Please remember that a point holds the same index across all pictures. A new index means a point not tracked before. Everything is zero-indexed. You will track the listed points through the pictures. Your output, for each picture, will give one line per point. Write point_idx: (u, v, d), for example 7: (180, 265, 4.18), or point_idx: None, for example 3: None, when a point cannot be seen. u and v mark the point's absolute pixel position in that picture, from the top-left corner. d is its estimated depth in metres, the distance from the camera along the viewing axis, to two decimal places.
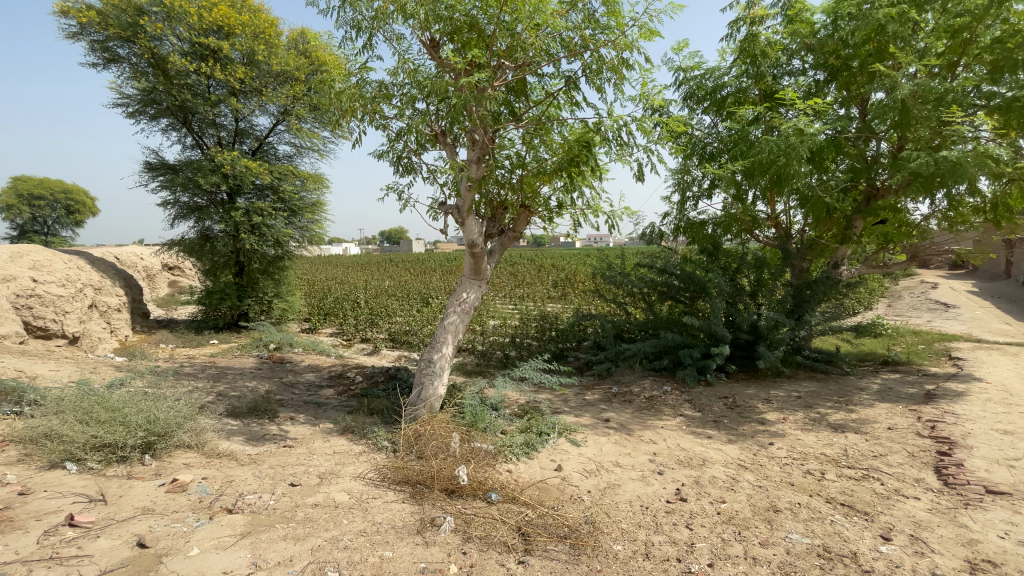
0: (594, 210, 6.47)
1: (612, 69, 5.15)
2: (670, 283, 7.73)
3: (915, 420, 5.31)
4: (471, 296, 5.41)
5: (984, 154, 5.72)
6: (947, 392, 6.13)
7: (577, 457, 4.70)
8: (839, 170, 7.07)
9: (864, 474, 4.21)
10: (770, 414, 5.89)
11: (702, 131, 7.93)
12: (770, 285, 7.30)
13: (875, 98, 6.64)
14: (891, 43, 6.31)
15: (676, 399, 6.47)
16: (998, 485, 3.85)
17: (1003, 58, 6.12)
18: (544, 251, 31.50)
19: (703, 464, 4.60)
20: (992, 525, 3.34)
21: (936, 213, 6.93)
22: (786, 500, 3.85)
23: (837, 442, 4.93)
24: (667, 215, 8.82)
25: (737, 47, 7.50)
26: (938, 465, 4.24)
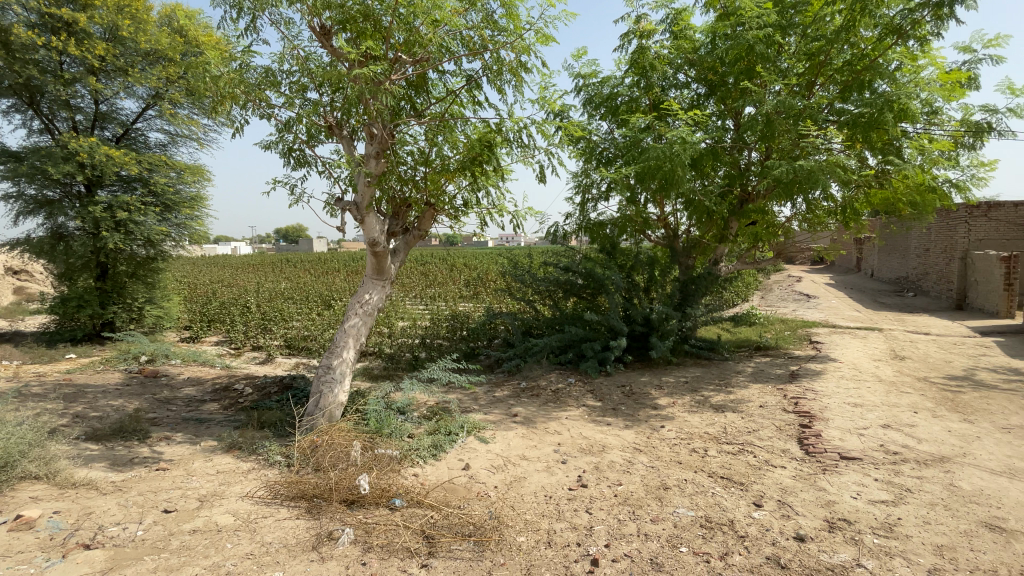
0: (500, 209, 6.55)
1: (511, 71, 5.25)
2: (573, 280, 8.09)
3: (782, 398, 6.03)
4: (374, 298, 5.21)
5: (835, 163, 6.61)
6: (807, 371, 7.02)
7: (485, 455, 4.71)
8: (718, 176, 7.78)
9: (740, 449, 4.69)
10: (662, 399, 6.37)
11: (600, 137, 8.35)
12: (660, 281, 8.00)
13: (746, 112, 7.43)
14: (759, 63, 7.08)
15: (579, 391, 6.77)
16: (845, 450, 4.48)
17: (849, 80, 7.01)
18: (457, 250, 31.40)
19: (603, 450, 4.85)
20: (841, 485, 3.86)
21: (798, 214, 7.91)
22: (675, 478, 4.17)
23: (718, 421, 5.45)
24: (570, 216, 9.08)
25: (629, 58, 8.00)
26: (800, 437, 4.83)
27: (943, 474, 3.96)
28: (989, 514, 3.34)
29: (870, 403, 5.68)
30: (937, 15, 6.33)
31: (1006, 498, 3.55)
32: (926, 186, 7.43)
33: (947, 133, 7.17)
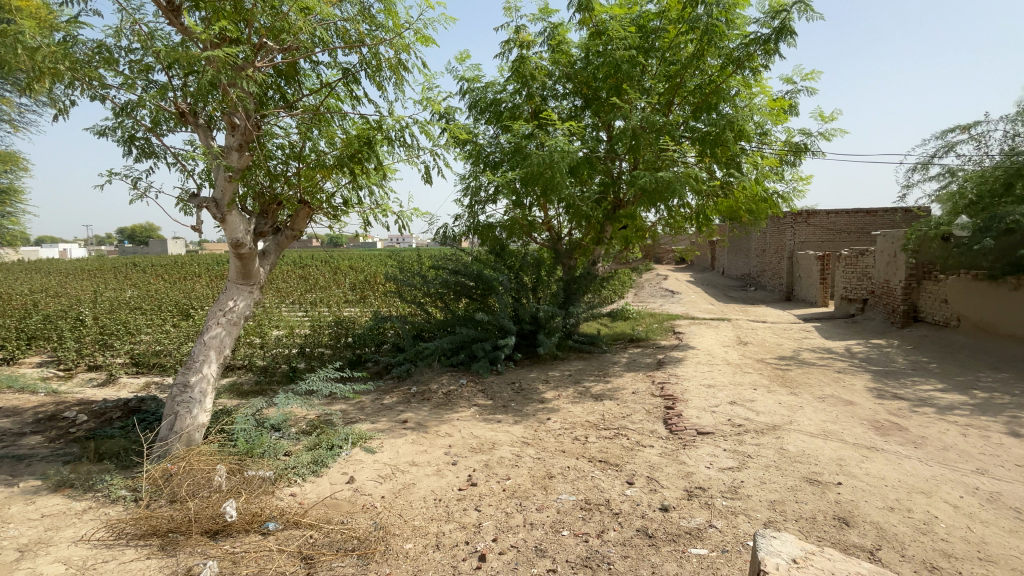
0: (383, 209, 6.38)
1: (391, 67, 5.13)
2: (462, 282, 8.10)
3: (651, 384, 6.67)
4: (240, 305, 4.75)
5: (690, 175, 7.48)
6: (672, 359, 7.84)
7: (371, 465, 4.54)
8: (594, 183, 8.38)
9: (616, 433, 5.10)
10: (548, 392, 6.67)
11: (485, 140, 8.52)
12: (546, 282, 8.38)
13: (616, 125, 8.08)
14: (626, 80, 7.75)
15: (470, 391, 6.82)
16: (701, 426, 5.08)
17: (699, 102, 7.96)
18: (340, 253, 29.83)
19: (493, 447, 4.95)
20: (698, 457, 4.37)
21: (662, 219, 8.80)
22: (559, 467, 4.40)
23: (598, 409, 5.87)
24: (459, 217, 9.13)
25: (511, 66, 8.28)
26: (666, 418, 5.39)
27: (775, 440, 4.67)
28: (807, 469, 4.02)
29: (721, 383, 6.52)
30: (765, 50, 7.44)
31: (819, 455, 4.29)
32: (760, 196, 8.70)
33: (774, 152, 8.48)
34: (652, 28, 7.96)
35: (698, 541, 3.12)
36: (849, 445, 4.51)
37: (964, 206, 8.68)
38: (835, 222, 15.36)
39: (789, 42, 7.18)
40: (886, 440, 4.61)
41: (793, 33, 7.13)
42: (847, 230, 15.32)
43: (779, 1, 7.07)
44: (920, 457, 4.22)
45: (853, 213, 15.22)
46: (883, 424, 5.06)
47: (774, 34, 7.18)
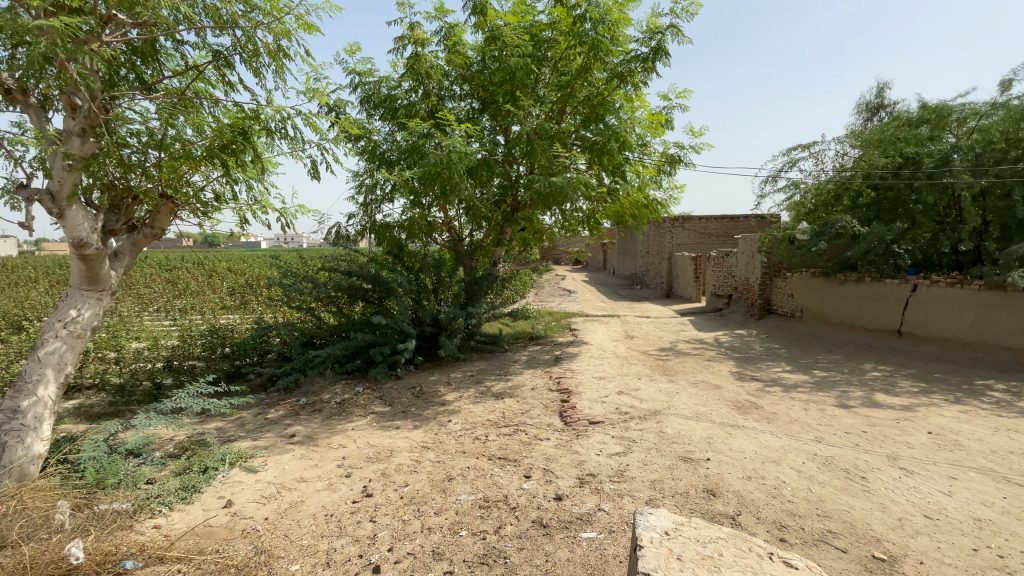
0: (264, 206, 5.90)
1: (270, 54, 4.76)
2: (356, 285, 7.74)
3: (549, 380, 6.93)
4: (87, 314, 4.09)
5: (581, 181, 7.88)
6: (568, 355, 8.23)
7: (253, 485, 4.17)
8: (493, 185, 8.47)
9: (515, 430, 5.22)
10: (448, 394, 6.64)
11: (380, 137, 8.25)
12: (447, 283, 8.32)
13: (512, 130, 8.26)
14: (520, 87, 7.96)
15: (366, 398, 6.56)
16: (593, 416, 5.39)
17: (588, 111, 8.43)
18: (219, 254, 27.00)
19: (390, 454, 4.80)
20: (590, 446, 4.63)
21: (557, 221, 9.20)
22: (459, 468, 4.39)
23: (498, 408, 5.96)
24: (352, 216, 8.74)
25: (405, 62, 8.09)
26: (562, 411, 5.64)
27: (656, 425, 5.10)
28: (683, 449, 4.44)
29: (611, 375, 6.99)
30: (645, 68, 8.04)
31: (693, 435, 4.77)
32: (642, 203, 9.38)
33: (653, 162, 9.22)
34: (544, 37, 8.25)
35: (588, 525, 3.30)
36: (717, 424, 5.07)
37: (804, 214, 10.17)
38: (706, 227, 17.20)
39: (665, 62, 7.89)
40: (746, 418, 5.26)
41: (667, 54, 7.84)
42: (716, 233, 17.25)
43: (655, 23, 7.74)
44: (772, 430, 4.87)
45: (720, 219, 17.18)
46: (744, 404, 5.77)
47: (651, 53, 7.84)
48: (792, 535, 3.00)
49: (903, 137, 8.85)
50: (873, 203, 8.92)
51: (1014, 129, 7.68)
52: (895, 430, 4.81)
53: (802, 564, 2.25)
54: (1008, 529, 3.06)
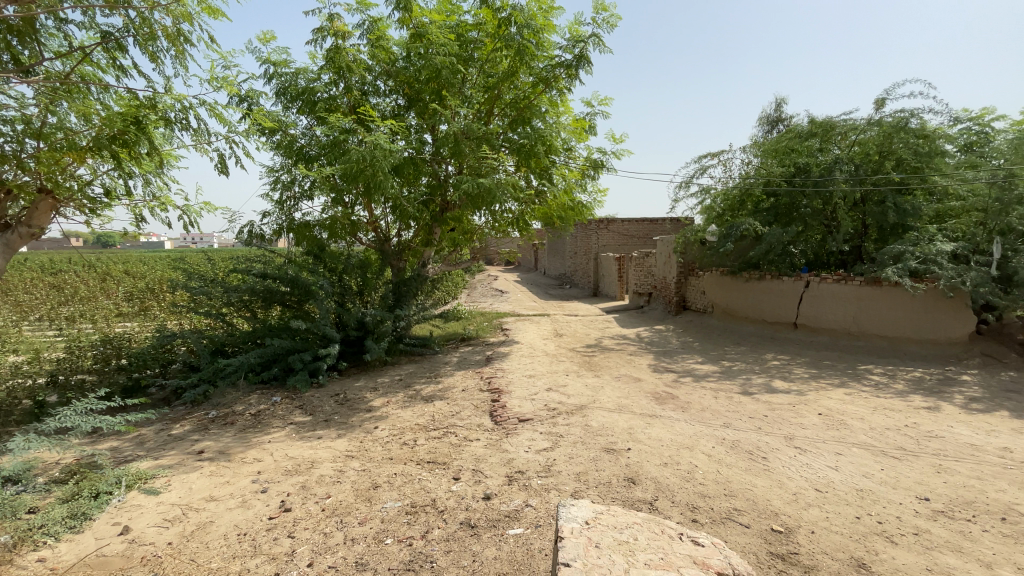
0: (164, 202, 5.43)
1: (169, 38, 4.38)
2: (273, 288, 7.29)
3: (479, 380, 6.94)
4: None
5: (510, 183, 7.93)
6: (499, 355, 8.29)
7: (155, 508, 3.80)
8: (421, 184, 8.32)
9: (444, 432, 5.17)
10: (375, 400, 6.44)
11: (298, 131, 7.85)
12: (373, 285, 8.08)
13: (439, 130, 8.16)
14: (446, 87, 7.90)
15: (285, 408, 6.20)
16: (522, 414, 5.46)
17: (515, 114, 8.51)
18: (115, 255, 24.36)
19: (312, 466, 4.57)
20: (519, 444, 4.69)
21: (487, 222, 9.25)
22: (385, 475, 4.28)
23: (427, 411, 5.88)
24: (267, 214, 8.23)
25: (325, 55, 7.76)
26: (491, 411, 5.67)
27: (582, 419, 5.27)
28: (606, 441, 4.62)
29: (540, 373, 7.13)
30: (569, 74, 8.23)
31: (616, 427, 4.98)
32: (569, 205, 9.64)
33: (578, 166, 9.47)
34: (470, 38, 8.22)
35: (515, 522, 3.34)
36: (638, 415, 5.33)
37: (714, 217, 10.97)
38: (629, 229, 18.05)
39: (587, 70, 8.17)
40: (664, 408, 5.58)
41: (590, 62, 8.12)
42: (638, 235, 18.18)
43: (578, 31, 7.99)
44: (687, 419, 5.20)
45: (641, 221, 18.12)
46: (662, 395, 6.12)
47: (575, 60, 8.08)
48: (703, 515, 3.22)
49: (796, 148, 9.78)
50: (772, 208, 9.85)
51: (886, 143, 8.75)
52: (791, 414, 5.31)
53: (708, 541, 2.42)
54: (881, 495, 3.47)
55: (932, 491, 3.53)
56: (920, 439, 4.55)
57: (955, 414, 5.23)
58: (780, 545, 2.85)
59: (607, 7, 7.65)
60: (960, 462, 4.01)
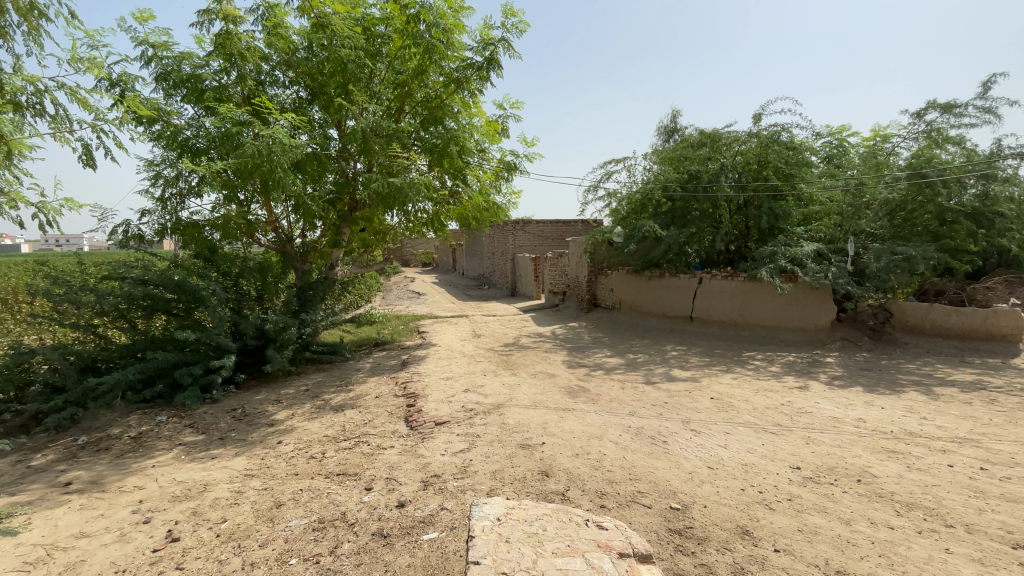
0: (13, 199, 4.68)
1: (18, 12, 3.79)
2: (155, 296, 6.53)
3: (394, 385, 6.75)
4: None
5: (424, 182, 7.76)
6: (415, 358, 8.12)
7: (8, 553, 3.25)
8: (327, 182, 7.92)
9: (355, 442, 4.96)
10: (279, 413, 6.01)
11: (184, 122, 7.13)
12: (273, 289, 7.63)
13: (346, 126, 7.80)
14: (353, 81, 7.58)
15: (173, 429, 5.60)
16: (439, 417, 5.38)
17: (426, 114, 8.37)
18: None
19: (205, 489, 4.17)
20: (435, 447, 4.60)
21: (401, 222, 9.00)
22: (290, 492, 4.01)
23: (337, 421, 5.60)
24: (147, 213, 7.38)
25: (214, 39, 7.13)
26: (406, 416, 5.53)
27: (498, 417, 5.31)
28: (522, 437, 4.69)
29: (457, 374, 7.09)
30: (480, 76, 8.20)
31: (531, 423, 5.08)
32: (484, 206, 9.62)
33: (492, 167, 9.47)
34: (376, 32, 7.93)
35: (430, 526, 3.28)
36: (552, 410, 5.48)
37: (619, 219, 11.59)
38: (544, 230, 18.53)
39: (498, 72, 8.22)
40: (576, 401, 5.80)
41: (500, 65, 8.18)
42: (552, 236, 18.73)
43: (488, 35, 8.04)
44: (597, 410, 5.45)
45: (555, 223, 18.70)
46: (575, 388, 6.36)
47: (486, 62, 8.12)
48: (610, 501, 3.40)
49: (688, 156, 10.50)
50: (669, 211, 10.61)
51: (764, 153, 9.75)
52: (688, 399, 5.76)
53: (611, 524, 2.56)
54: (762, 468, 3.87)
55: (803, 460, 4.01)
56: (794, 415, 5.14)
57: (822, 392, 5.97)
58: (678, 521, 3.08)
59: (515, 12, 7.78)
60: (825, 434, 4.58)
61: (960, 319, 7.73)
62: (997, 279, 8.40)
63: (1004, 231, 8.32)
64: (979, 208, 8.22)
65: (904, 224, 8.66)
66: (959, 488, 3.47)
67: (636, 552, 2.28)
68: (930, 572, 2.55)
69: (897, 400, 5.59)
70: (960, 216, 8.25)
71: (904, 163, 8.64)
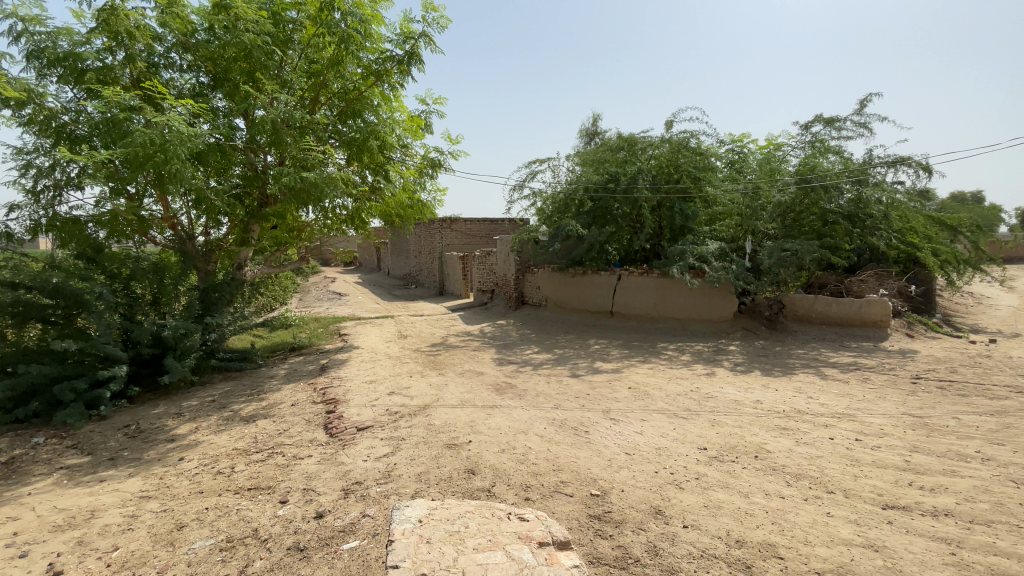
0: None
1: None
2: (26, 302, 5.73)
3: (312, 392, 6.41)
4: None
5: (342, 178, 7.43)
6: (335, 362, 7.77)
7: None
8: (233, 175, 7.36)
9: (269, 453, 4.65)
10: (181, 428, 5.49)
11: (59, 105, 6.30)
12: (171, 292, 6.93)
13: (255, 116, 7.28)
14: (260, 69, 7.10)
15: (52, 451, 4.93)
16: (361, 422, 5.18)
17: (344, 106, 8.02)
18: None
19: (93, 515, 3.71)
20: (357, 453, 4.42)
21: (318, 219, 8.58)
22: (195, 511, 3.68)
23: (248, 433, 5.22)
24: (14, 207, 6.44)
25: (95, 14, 6.37)
26: (326, 423, 5.28)
27: (424, 419, 5.21)
28: (448, 437, 4.63)
29: (381, 377, 6.88)
30: (400, 70, 8.06)
31: (457, 422, 5.04)
32: (408, 203, 9.39)
33: (415, 164, 9.22)
34: (287, 17, 7.46)
35: (351, 534, 3.15)
36: (478, 408, 5.49)
37: (544, 218, 11.85)
38: (471, 229, 18.46)
39: (419, 67, 8.08)
40: (502, 398, 5.84)
41: (422, 60, 8.05)
42: (479, 235, 18.71)
43: (408, 28, 7.87)
44: (523, 405, 5.53)
45: (482, 222, 18.71)
46: (501, 385, 6.41)
47: (406, 56, 7.94)
48: (534, 493, 3.46)
49: (608, 159, 10.95)
50: (590, 211, 11.00)
51: (674, 158, 10.39)
52: (609, 390, 6.02)
53: (532, 516, 2.62)
54: (674, 451, 4.13)
55: (710, 441, 4.33)
56: (702, 401, 5.54)
57: (727, 377, 6.48)
58: (598, 507, 3.21)
59: (436, 7, 7.68)
60: (729, 416, 4.98)
61: (839, 309, 8.71)
62: (869, 272, 9.59)
63: (874, 230, 9.48)
64: (854, 210, 9.30)
65: (794, 225, 9.69)
66: (839, 458, 3.93)
67: (555, 540, 2.36)
68: (813, 534, 2.86)
69: (789, 382, 6.20)
70: (839, 217, 9.29)
71: (793, 170, 9.58)
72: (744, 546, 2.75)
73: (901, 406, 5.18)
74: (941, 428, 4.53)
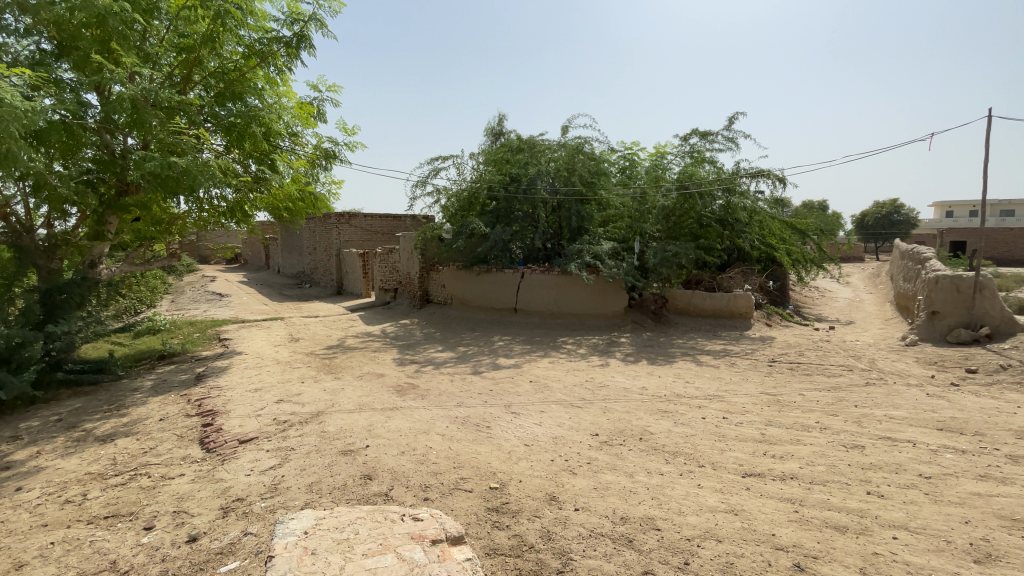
0: None
1: None
2: None
3: (185, 404, 5.75)
4: None
5: (218, 167, 6.73)
6: (214, 370, 7.06)
7: None
8: (83, 158, 6.39)
9: (131, 476, 4.10)
10: (16, 453, 4.65)
11: None
12: None
13: (112, 91, 6.36)
14: (118, 39, 6.23)
15: None
16: (243, 434, 4.75)
17: (221, 88, 7.25)
18: None
19: None
20: (238, 468, 4.05)
21: (193, 211, 7.73)
22: (35, 548, 3.15)
23: (105, 454, 4.56)
24: None
25: None
26: (202, 437, 4.77)
27: (317, 426, 4.91)
28: (343, 443, 4.41)
29: (268, 384, 6.37)
30: (288, 52, 7.45)
31: (354, 427, 4.83)
32: (299, 196, 8.74)
33: (306, 153, 8.54)
34: None
35: (230, 555, 2.89)
36: (378, 411, 5.31)
37: (447, 216, 11.74)
38: (372, 224, 17.75)
39: (310, 51, 7.55)
40: (403, 399, 5.71)
41: (313, 44, 7.54)
42: (381, 231, 18.03)
43: (297, 9, 7.35)
44: (425, 405, 5.46)
45: (383, 218, 18.05)
46: (403, 386, 6.26)
47: (294, 38, 7.38)
48: (433, 492, 3.43)
49: (509, 159, 11.12)
50: (493, 211, 11.12)
51: (572, 162, 10.81)
52: (511, 385, 6.15)
53: (426, 515, 2.62)
54: (569, 439, 4.33)
55: (601, 427, 4.61)
56: (595, 390, 5.88)
57: (618, 368, 6.94)
58: (496, 499, 3.27)
59: None
60: (617, 403, 5.34)
61: (712, 303, 9.71)
62: (737, 270, 10.79)
63: (741, 233, 10.68)
64: (724, 216, 10.39)
65: (676, 227, 10.52)
66: (709, 435, 4.39)
67: (448, 536, 2.38)
68: (685, 505, 3.17)
69: (671, 370, 6.80)
70: (712, 221, 10.34)
71: (675, 177, 10.42)
72: (627, 522, 2.97)
73: (760, 386, 5.93)
74: (790, 404, 5.26)
